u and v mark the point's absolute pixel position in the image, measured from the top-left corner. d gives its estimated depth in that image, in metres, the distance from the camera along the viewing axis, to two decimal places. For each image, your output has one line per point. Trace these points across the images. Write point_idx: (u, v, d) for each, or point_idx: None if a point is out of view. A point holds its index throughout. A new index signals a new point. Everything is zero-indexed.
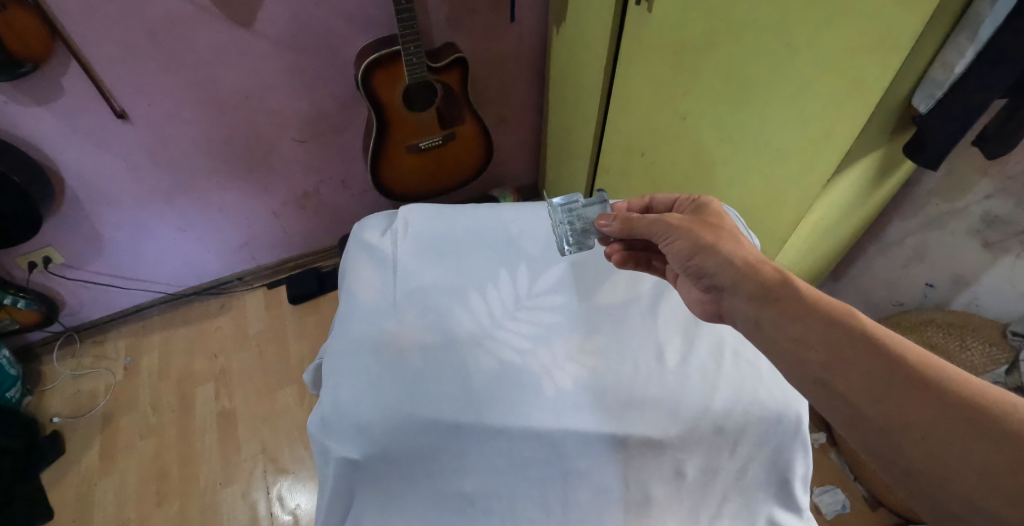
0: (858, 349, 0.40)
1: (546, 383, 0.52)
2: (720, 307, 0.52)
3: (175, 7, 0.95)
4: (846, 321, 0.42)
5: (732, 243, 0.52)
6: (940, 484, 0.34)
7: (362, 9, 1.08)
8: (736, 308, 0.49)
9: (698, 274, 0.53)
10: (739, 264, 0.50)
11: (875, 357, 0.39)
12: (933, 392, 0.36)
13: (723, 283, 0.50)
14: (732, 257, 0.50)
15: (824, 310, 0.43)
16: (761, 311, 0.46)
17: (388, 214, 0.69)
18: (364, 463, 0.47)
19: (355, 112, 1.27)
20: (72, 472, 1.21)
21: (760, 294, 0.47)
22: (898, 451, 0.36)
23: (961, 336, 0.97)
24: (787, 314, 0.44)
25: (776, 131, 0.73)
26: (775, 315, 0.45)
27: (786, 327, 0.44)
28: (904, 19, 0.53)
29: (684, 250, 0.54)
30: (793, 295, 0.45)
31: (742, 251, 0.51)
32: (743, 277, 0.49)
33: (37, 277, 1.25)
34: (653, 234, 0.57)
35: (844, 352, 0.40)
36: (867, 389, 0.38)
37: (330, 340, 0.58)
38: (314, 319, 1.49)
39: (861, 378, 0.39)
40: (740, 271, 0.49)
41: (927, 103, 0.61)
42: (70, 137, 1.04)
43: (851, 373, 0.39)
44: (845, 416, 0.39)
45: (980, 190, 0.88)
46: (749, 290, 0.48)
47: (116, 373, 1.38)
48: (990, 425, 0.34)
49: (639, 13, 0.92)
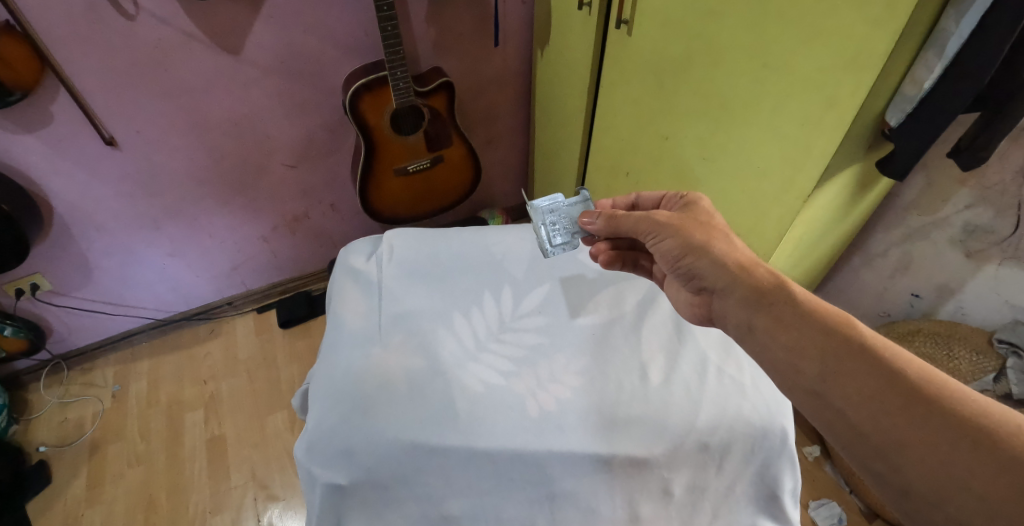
0: (857, 361, 0.40)
1: (531, 404, 0.52)
2: (711, 311, 0.53)
3: (165, 36, 0.96)
4: (844, 331, 0.42)
5: (725, 243, 0.53)
6: (937, 505, 0.34)
7: (350, 35, 1.10)
8: (727, 311, 0.50)
9: (688, 275, 0.54)
10: (730, 266, 0.51)
11: (874, 369, 0.39)
12: (934, 409, 0.36)
13: (714, 285, 0.51)
14: (724, 258, 0.51)
15: (818, 319, 0.44)
16: (754, 316, 0.47)
17: (374, 239, 0.70)
18: (351, 488, 0.47)
19: (344, 136, 1.29)
20: (56, 503, 1.18)
21: (753, 299, 0.48)
22: (896, 469, 0.36)
23: (948, 344, 0.98)
24: (780, 320, 0.45)
25: (758, 148, 0.75)
26: (768, 322, 0.46)
27: (779, 333, 0.45)
28: (874, 39, 0.55)
29: (674, 250, 0.54)
30: (788, 300, 0.46)
31: (733, 252, 0.52)
32: (737, 280, 0.49)
33: (24, 304, 1.24)
34: (639, 231, 0.58)
35: (844, 365, 0.40)
36: (863, 401, 0.38)
37: (316, 367, 0.58)
38: (305, 342, 1.48)
39: (858, 390, 0.39)
40: (732, 274, 0.50)
41: (897, 116, 0.63)
42: (59, 165, 1.04)
43: (849, 385, 0.39)
44: (842, 431, 0.39)
45: (960, 199, 0.90)
46: (742, 294, 0.49)
47: (103, 400, 1.36)
48: (992, 446, 0.34)
49: (620, 37, 0.94)
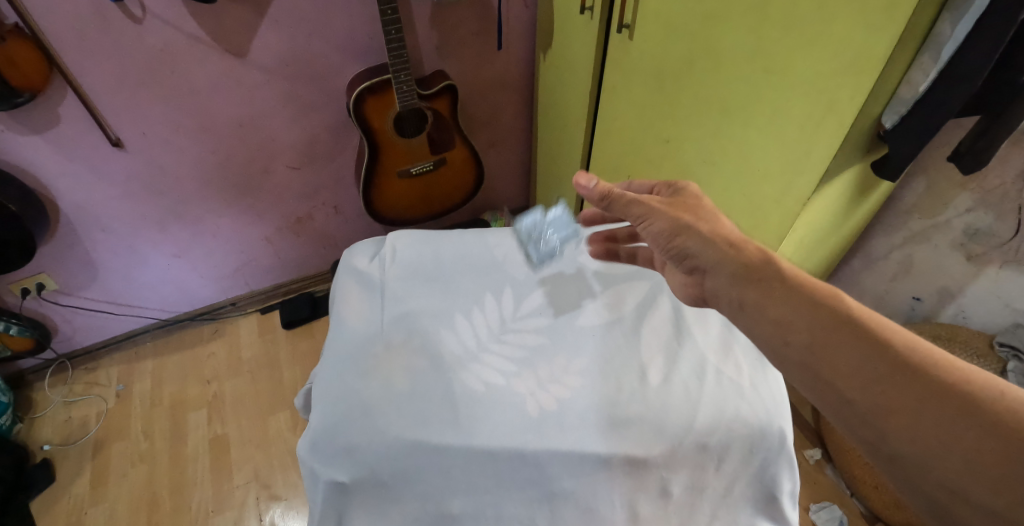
0: (845, 333, 0.40)
1: (531, 403, 0.52)
2: (705, 290, 0.52)
3: (172, 39, 0.98)
4: (833, 305, 0.42)
5: (712, 223, 0.53)
6: (925, 471, 0.34)
7: (354, 39, 1.11)
8: (719, 291, 0.50)
9: (680, 256, 0.53)
10: (719, 243, 0.50)
11: (860, 340, 0.39)
12: (920, 377, 0.36)
13: (705, 265, 0.50)
14: (713, 239, 0.51)
15: (808, 293, 0.44)
16: (744, 293, 0.47)
17: (377, 240, 0.70)
18: (353, 485, 0.48)
19: (348, 138, 1.30)
20: (60, 501, 1.19)
21: (743, 277, 0.47)
22: (884, 436, 0.36)
23: (948, 347, 0.97)
24: (771, 295, 0.45)
25: (758, 152, 0.75)
26: (758, 298, 0.45)
27: (771, 308, 0.44)
28: (872, 44, 0.56)
29: (664, 232, 0.54)
30: (777, 277, 0.46)
31: (721, 231, 0.51)
32: (726, 259, 0.49)
33: (30, 304, 1.26)
34: (630, 214, 0.57)
35: (832, 337, 0.40)
36: (851, 371, 0.38)
37: (319, 366, 0.58)
38: (307, 343, 1.49)
39: (846, 360, 0.39)
40: (722, 253, 0.49)
41: (892, 119, 0.63)
42: (66, 166, 1.06)
43: (838, 356, 0.39)
44: (832, 401, 0.39)
45: (960, 203, 0.90)
46: (730, 273, 0.48)
47: (107, 400, 1.37)
48: (977, 410, 0.34)
49: (622, 41, 0.95)
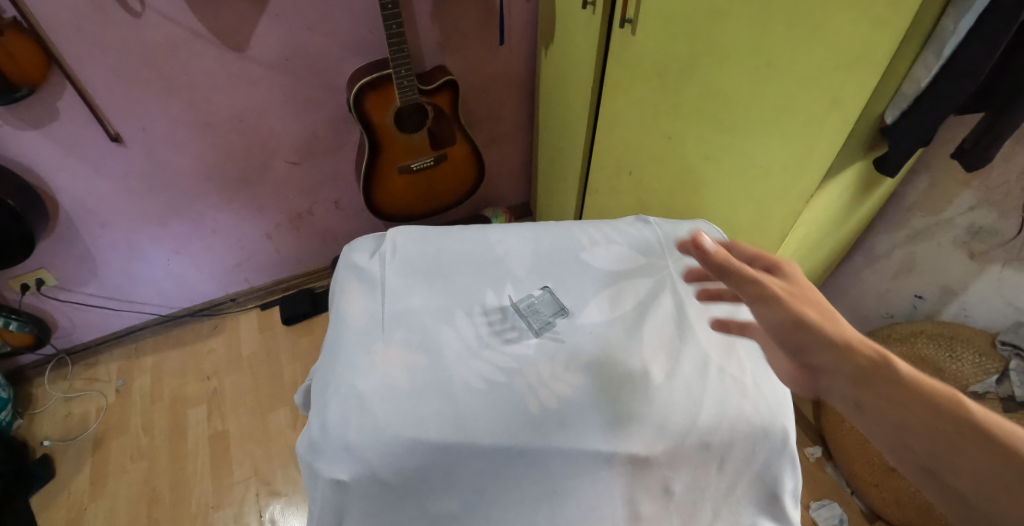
0: (966, 435, 0.35)
1: (531, 401, 0.51)
2: (813, 385, 0.44)
3: (171, 33, 0.97)
4: (951, 404, 0.37)
5: (832, 322, 0.45)
6: None
7: (354, 34, 1.11)
8: (833, 392, 0.42)
9: (795, 351, 0.45)
10: (839, 344, 0.43)
11: (994, 452, 0.34)
12: None
13: (820, 363, 0.43)
14: (837, 337, 0.43)
15: (922, 392, 0.38)
16: (859, 391, 0.40)
17: (376, 236, 0.70)
18: (353, 484, 0.48)
19: (348, 134, 1.29)
20: (61, 497, 1.19)
21: (860, 379, 0.40)
22: None
23: (951, 346, 0.96)
24: (887, 396, 0.39)
25: (761, 148, 0.75)
26: (885, 404, 0.38)
27: (885, 410, 0.38)
28: (876, 38, 0.55)
29: (780, 320, 0.46)
30: (896, 382, 0.39)
31: (844, 329, 0.44)
32: (844, 360, 0.42)
33: (29, 299, 1.25)
34: (742, 286, 0.48)
35: (950, 439, 0.35)
36: (981, 479, 0.33)
37: (319, 363, 0.58)
38: (307, 339, 1.49)
39: (974, 467, 0.34)
40: (842, 352, 0.42)
41: (894, 114, 0.63)
42: (64, 160, 1.05)
43: (962, 462, 0.34)
44: (960, 509, 0.34)
45: (964, 201, 0.90)
46: (848, 374, 0.41)
47: (107, 395, 1.37)
48: None
49: (624, 36, 0.94)
